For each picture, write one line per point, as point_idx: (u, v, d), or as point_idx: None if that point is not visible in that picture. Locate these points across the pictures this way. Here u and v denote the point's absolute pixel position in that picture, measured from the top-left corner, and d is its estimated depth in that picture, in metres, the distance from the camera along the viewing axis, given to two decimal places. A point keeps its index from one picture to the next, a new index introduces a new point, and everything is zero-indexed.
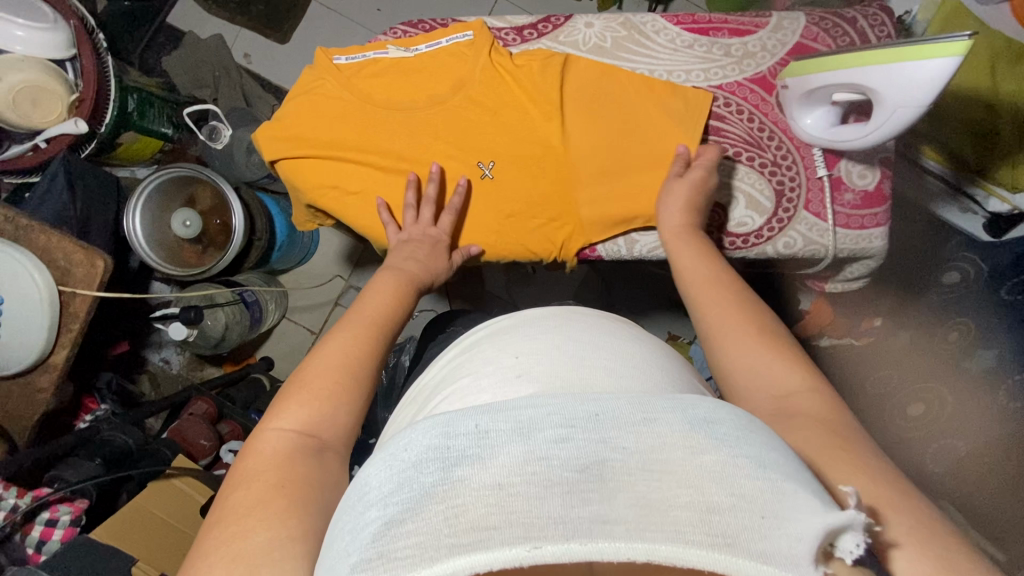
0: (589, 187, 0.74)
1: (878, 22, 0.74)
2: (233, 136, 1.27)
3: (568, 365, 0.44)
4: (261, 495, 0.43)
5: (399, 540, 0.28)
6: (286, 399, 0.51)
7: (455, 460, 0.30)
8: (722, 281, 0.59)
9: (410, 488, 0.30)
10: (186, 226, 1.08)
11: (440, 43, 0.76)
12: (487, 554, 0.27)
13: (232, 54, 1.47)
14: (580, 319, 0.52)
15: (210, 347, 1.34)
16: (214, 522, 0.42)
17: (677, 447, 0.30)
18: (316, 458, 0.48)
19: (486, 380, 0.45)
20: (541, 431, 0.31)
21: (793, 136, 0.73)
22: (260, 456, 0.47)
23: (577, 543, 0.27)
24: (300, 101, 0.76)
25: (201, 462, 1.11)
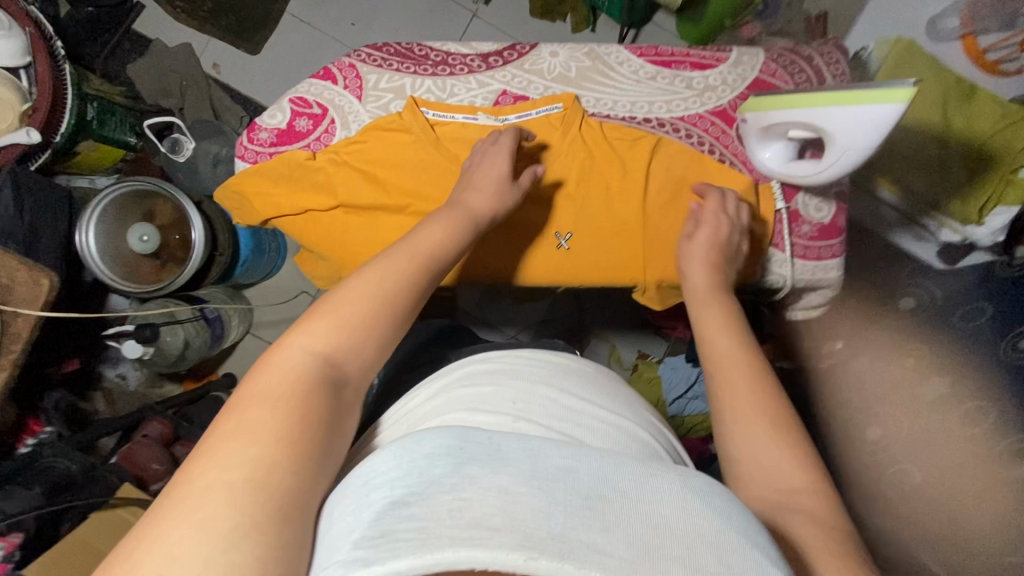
0: (660, 260, 0.74)
1: (834, 61, 0.76)
2: (198, 149, 1.24)
3: (578, 421, 0.46)
4: (284, 425, 0.39)
5: (402, 521, 0.30)
6: (311, 321, 0.45)
7: (469, 459, 0.32)
8: (741, 365, 0.54)
9: (419, 476, 0.32)
10: (144, 240, 1.05)
11: (529, 113, 0.74)
12: (490, 553, 0.28)
13: (200, 63, 1.44)
14: (577, 373, 0.53)
15: (168, 365, 1.30)
16: (222, 439, 0.37)
17: (677, 501, 0.31)
18: (341, 397, 0.43)
19: (492, 400, 0.47)
20: (552, 459, 0.33)
21: (752, 169, 0.75)
22: (285, 373, 0.42)
23: (571, 564, 0.28)
24: (367, 144, 0.73)
25: (151, 487, 1.07)
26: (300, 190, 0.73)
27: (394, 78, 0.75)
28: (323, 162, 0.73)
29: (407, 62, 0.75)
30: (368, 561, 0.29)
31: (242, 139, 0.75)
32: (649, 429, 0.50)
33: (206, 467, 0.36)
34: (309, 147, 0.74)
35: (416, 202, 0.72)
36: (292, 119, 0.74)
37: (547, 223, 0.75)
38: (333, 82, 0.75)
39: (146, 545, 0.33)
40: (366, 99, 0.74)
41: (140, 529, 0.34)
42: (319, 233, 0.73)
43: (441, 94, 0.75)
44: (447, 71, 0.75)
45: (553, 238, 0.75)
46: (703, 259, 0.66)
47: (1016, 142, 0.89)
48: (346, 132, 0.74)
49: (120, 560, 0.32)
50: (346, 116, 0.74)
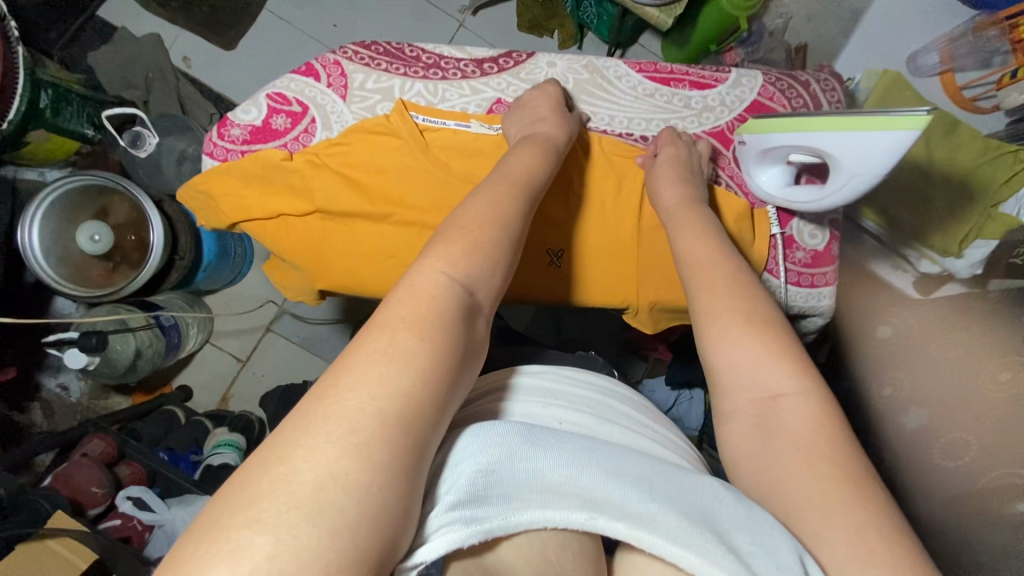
0: (656, 275, 0.72)
1: (830, 89, 0.76)
2: (161, 144, 1.16)
3: (616, 426, 0.52)
4: (432, 360, 0.37)
5: (491, 487, 0.37)
6: (438, 246, 0.44)
7: (540, 446, 0.41)
8: (715, 267, 0.54)
9: (503, 449, 0.40)
10: (94, 240, 0.96)
11: None
12: (562, 514, 0.37)
13: (169, 56, 1.36)
14: (611, 389, 0.58)
15: (117, 377, 1.20)
16: (369, 357, 0.36)
17: (699, 492, 0.41)
18: (473, 337, 0.42)
19: (546, 396, 0.53)
20: (602, 454, 0.42)
21: (748, 192, 0.73)
22: (426, 300, 0.40)
23: (623, 524, 0.37)
24: (351, 147, 0.68)
25: (89, 513, 0.98)
26: (271, 193, 0.67)
27: (382, 79, 0.70)
28: (300, 163, 0.67)
29: (397, 62, 0.71)
30: (467, 519, 0.35)
31: (212, 134, 0.69)
32: (669, 440, 0.55)
33: (361, 386, 0.34)
34: (286, 147, 0.69)
35: (399, 205, 0.67)
36: (269, 115, 0.69)
37: (541, 235, 0.71)
38: (316, 79, 0.69)
39: (298, 453, 0.32)
40: (351, 99, 0.70)
41: (288, 435, 0.33)
42: (292, 238, 0.68)
43: (432, 98, 0.71)
44: (439, 75, 0.71)
45: (544, 254, 0.72)
46: (671, 175, 0.66)
47: (996, 176, 0.91)
48: (328, 133, 0.70)
49: (251, 480, 0.31)
50: (329, 116, 0.70)
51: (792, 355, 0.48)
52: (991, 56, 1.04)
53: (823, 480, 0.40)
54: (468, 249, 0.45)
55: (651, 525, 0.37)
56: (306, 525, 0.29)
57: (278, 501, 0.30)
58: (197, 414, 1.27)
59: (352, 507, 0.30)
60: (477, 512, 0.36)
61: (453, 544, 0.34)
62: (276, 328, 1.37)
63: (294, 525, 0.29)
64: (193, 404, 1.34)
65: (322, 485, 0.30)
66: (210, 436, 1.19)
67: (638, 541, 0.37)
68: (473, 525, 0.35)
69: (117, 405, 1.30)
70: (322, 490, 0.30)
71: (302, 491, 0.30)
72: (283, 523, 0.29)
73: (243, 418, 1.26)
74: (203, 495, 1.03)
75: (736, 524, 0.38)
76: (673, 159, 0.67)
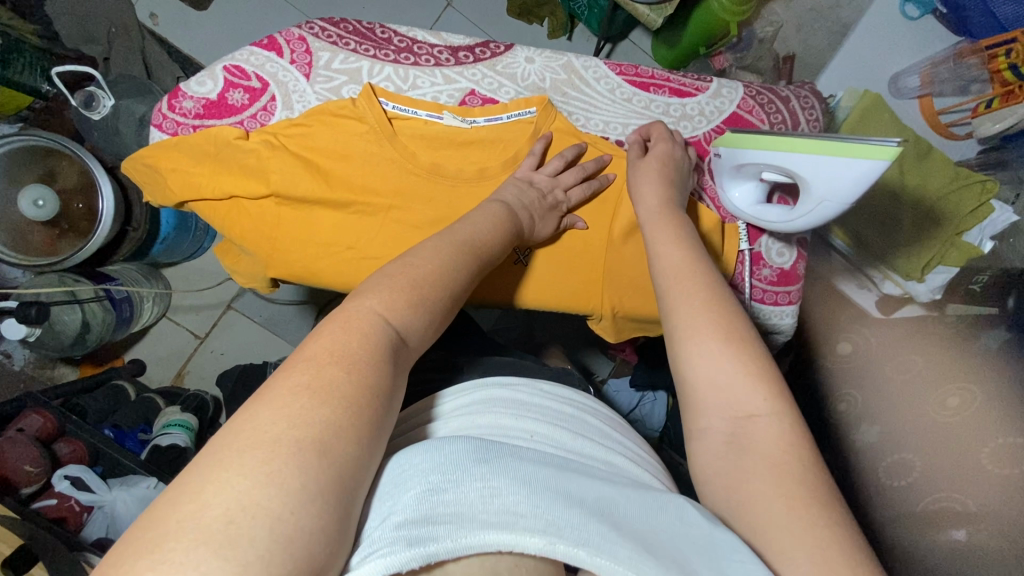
0: (624, 283, 0.70)
1: (809, 107, 0.75)
2: (116, 107, 1.07)
3: (591, 439, 0.48)
4: (357, 392, 0.36)
5: (442, 506, 0.34)
6: (372, 287, 0.43)
7: (495, 456, 0.37)
8: (691, 276, 0.53)
9: (452, 465, 0.36)
10: (38, 206, 0.91)
11: (501, 117, 0.67)
12: (515, 537, 0.33)
13: (136, 12, 1.29)
14: (586, 407, 0.54)
15: (63, 349, 1.14)
16: (289, 391, 0.34)
17: (666, 511, 0.38)
18: (402, 369, 0.41)
19: (520, 401, 0.50)
20: (565, 467, 0.39)
21: (720, 206, 0.72)
22: (358, 336, 0.39)
23: (583, 550, 0.33)
24: (312, 129, 0.64)
25: (21, 492, 0.93)
26: (224, 173, 0.63)
27: (349, 59, 0.67)
28: (255, 143, 0.63)
29: (367, 44, 0.68)
30: (412, 539, 0.32)
31: (161, 105, 0.65)
32: (642, 458, 0.51)
33: (279, 417, 0.33)
34: (241, 124, 0.65)
35: (360, 192, 0.64)
36: (225, 89, 0.65)
37: None
38: (278, 54, 0.66)
39: (210, 486, 0.29)
40: (315, 79, 0.66)
41: (202, 471, 0.30)
42: (243, 223, 0.64)
43: (402, 84, 0.67)
44: (411, 60, 0.68)
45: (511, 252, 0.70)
46: (655, 173, 0.64)
47: (963, 204, 0.90)
48: (288, 113, 0.66)
49: (156, 520, 0.29)
50: (289, 95, 0.66)
51: (755, 368, 0.46)
52: (968, 84, 1.04)
53: (792, 499, 0.39)
54: (411, 302, 0.44)
55: (611, 546, 0.33)
56: (210, 557, 0.27)
57: (186, 537, 0.28)
58: (148, 390, 1.23)
59: (264, 537, 0.28)
60: (423, 533, 0.32)
61: (393, 567, 0.31)
62: (237, 306, 1.33)
63: (202, 564, 0.27)
64: (145, 380, 1.29)
65: (232, 517, 0.29)
66: (160, 415, 1.15)
67: (597, 567, 0.33)
68: (416, 548, 0.32)
69: (63, 376, 1.24)
70: (233, 523, 0.28)
71: (210, 527, 0.28)
72: (191, 562, 0.27)
73: (197, 398, 1.21)
74: (147, 477, 1.01)
75: (699, 546, 0.35)
76: (659, 159, 0.65)
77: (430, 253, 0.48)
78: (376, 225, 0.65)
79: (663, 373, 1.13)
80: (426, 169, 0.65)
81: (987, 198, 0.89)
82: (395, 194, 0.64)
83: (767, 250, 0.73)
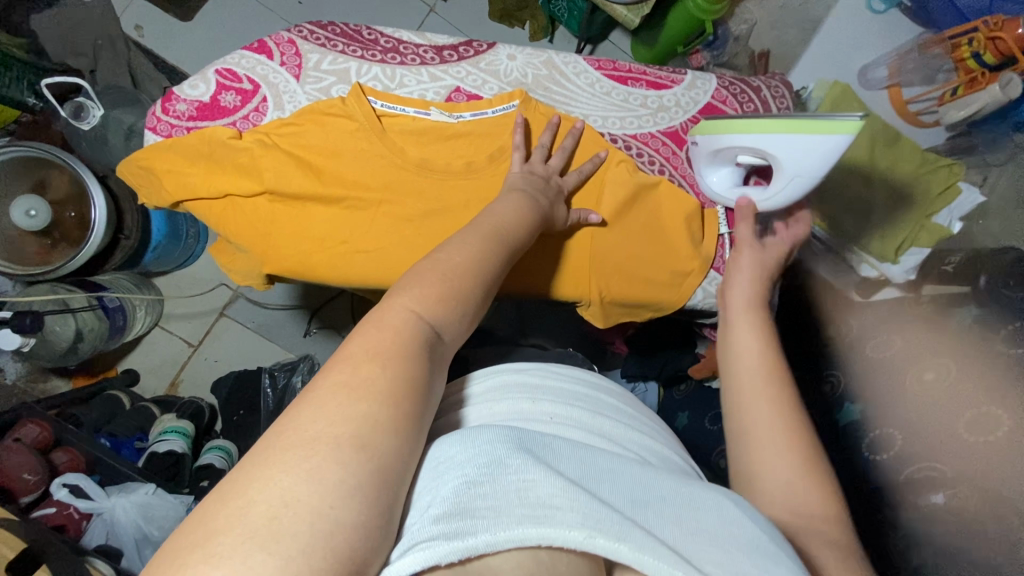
0: (612, 269, 0.73)
1: (780, 96, 0.79)
2: (107, 117, 1.09)
3: (610, 418, 0.50)
4: (394, 387, 0.37)
5: (478, 498, 0.34)
6: (405, 285, 0.44)
7: (530, 451, 0.38)
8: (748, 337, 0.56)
9: (488, 456, 0.37)
10: (30, 215, 0.92)
11: (486, 112, 0.70)
12: (556, 530, 0.33)
13: (120, 25, 1.30)
14: (603, 389, 0.56)
15: (55, 359, 1.14)
16: (330, 390, 0.36)
17: (708, 510, 0.38)
18: (439, 368, 0.42)
19: (531, 385, 0.51)
20: (602, 463, 0.40)
21: (699, 192, 0.76)
22: (392, 333, 0.40)
23: (625, 545, 0.33)
24: (303, 128, 0.66)
25: (20, 501, 0.94)
26: (218, 172, 0.65)
27: (338, 60, 0.69)
28: (249, 142, 0.65)
29: (354, 45, 0.70)
30: (449, 533, 0.32)
31: (155, 108, 0.66)
32: (652, 429, 0.54)
33: (323, 418, 0.34)
34: (234, 125, 0.67)
35: (350, 188, 0.66)
36: (218, 91, 0.67)
37: None
38: (268, 57, 0.68)
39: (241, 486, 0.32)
40: (305, 79, 0.68)
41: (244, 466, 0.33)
42: (236, 220, 0.66)
43: (389, 83, 0.70)
44: (397, 60, 0.70)
45: None
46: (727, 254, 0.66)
47: (934, 187, 0.99)
48: (280, 113, 0.68)
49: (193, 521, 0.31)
50: (281, 95, 0.68)
51: None
52: (935, 73, 1.09)
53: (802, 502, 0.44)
54: (443, 295, 0.45)
55: (654, 544, 0.33)
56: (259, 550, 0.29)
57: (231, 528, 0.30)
58: (143, 399, 1.23)
59: (306, 532, 0.30)
60: (459, 527, 0.33)
61: (429, 561, 0.32)
62: (230, 312, 1.33)
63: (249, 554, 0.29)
64: (139, 390, 1.29)
65: (282, 500, 0.31)
66: (157, 423, 1.16)
67: (638, 564, 0.33)
68: (453, 542, 0.32)
69: (57, 388, 1.24)
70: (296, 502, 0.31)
71: (254, 522, 0.30)
72: (239, 556, 0.29)
73: (192, 405, 1.22)
74: (145, 483, 1.01)
75: (743, 542, 0.36)
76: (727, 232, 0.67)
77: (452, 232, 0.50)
78: (368, 217, 0.66)
79: (653, 362, 1.15)
80: (415, 164, 0.67)
81: (954, 181, 0.99)
82: (383, 186, 0.66)
83: None
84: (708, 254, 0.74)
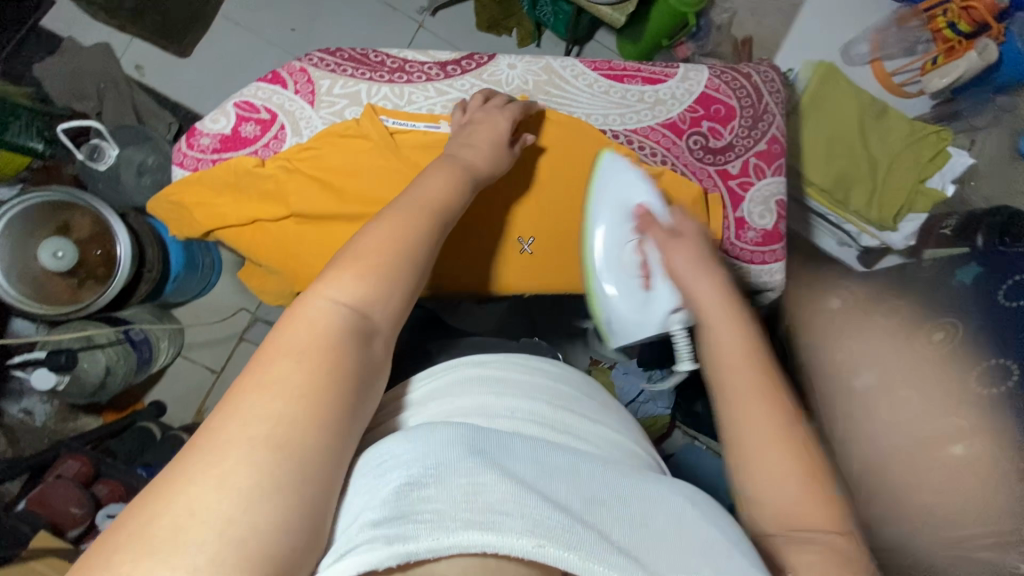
0: None
1: (770, 81, 0.82)
2: (120, 156, 1.13)
3: (572, 411, 0.50)
4: (311, 380, 0.38)
5: (422, 502, 0.34)
6: (340, 269, 0.45)
7: (480, 452, 0.37)
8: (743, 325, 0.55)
9: (438, 457, 0.37)
10: (57, 256, 0.95)
11: None
12: (502, 537, 0.32)
13: (122, 66, 1.34)
14: (566, 379, 0.56)
15: (86, 396, 1.17)
16: (246, 391, 0.37)
17: (664, 513, 0.39)
18: (371, 353, 0.43)
19: (494, 378, 0.51)
20: (557, 465, 0.40)
21: (701, 179, 0.79)
22: (320, 326, 0.41)
23: (575, 554, 0.33)
24: (322, 151, 0.69)
25: (69, 534, 0.97)
26: (244, 199, 0.69)
27: (348, 84, 0.72)
28: (273, 169, 0.69)
29: (363, 68, 0.73)
30: (390, 537, 0.32)
31: (181, 145, 0.70)
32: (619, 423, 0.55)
33: (253, 418, 0.35)
34: (257, 154, 0.71)
35: (363, 204, 0.69)
36: (238, 123, 0.70)
37: (511, 227, 0.76)
38: (282, 86, 0.71)
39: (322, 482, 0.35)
40: (319, 105, 0.72)
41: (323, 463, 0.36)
42: (265, 245, 0.70)
43: (399, 101, 0.73)
44: (404, 79, 0.74)
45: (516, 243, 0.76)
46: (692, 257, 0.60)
47: (925, 153, 1.02)
48: (298, 138, 0.71)
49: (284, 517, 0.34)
50: (298, 121, 0.71)
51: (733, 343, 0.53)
52: (914, 44, 1.13)
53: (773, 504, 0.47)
54: (374, 274, 0.45)
55: (602, 552, 0.33)
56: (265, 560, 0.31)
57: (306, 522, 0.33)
58: (174, 428, 1.24)
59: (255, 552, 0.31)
60: (400, 532, 0.32)
61: (368, 565, 0.31)
62: (249, 336, 1.36)
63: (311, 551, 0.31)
64: (167, 420, 1.32)
65: None
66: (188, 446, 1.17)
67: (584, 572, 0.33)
68: (393, 546, 0.31)
69: (87, 425, 1.26)
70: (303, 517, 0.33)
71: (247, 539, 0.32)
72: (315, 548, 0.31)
73: None
74: None
75: (697, 547, 0.37)
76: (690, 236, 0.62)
77: (397, 216, 0.50)
78: None
79: None
80: None
81: (943, 146, 1.03)
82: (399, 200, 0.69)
83: (751, 216, 0.79)
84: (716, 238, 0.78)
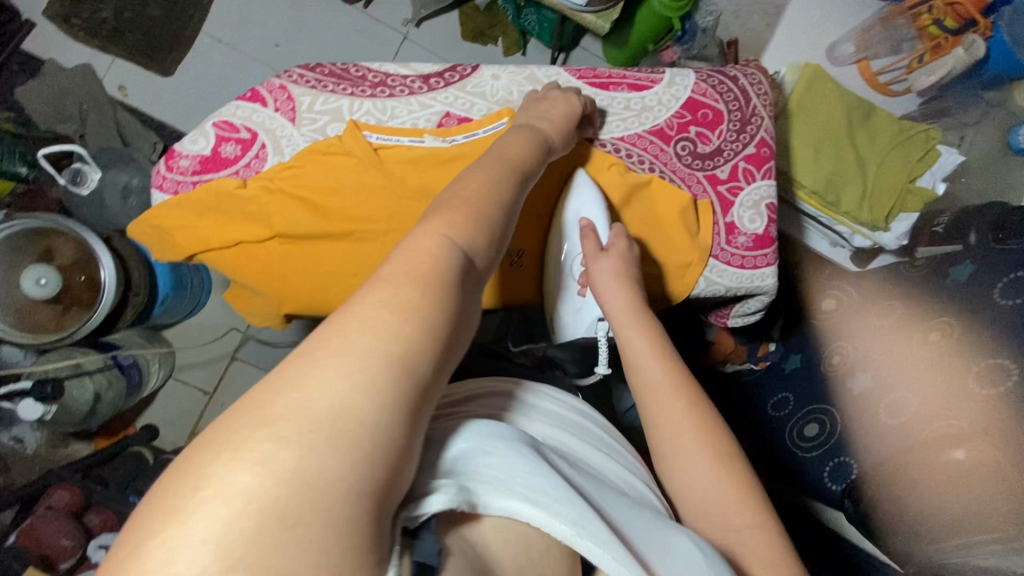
0: None
1: (757, 83, 0.81)
2: (103, 178, 1.12)
3: (595, 450, 0.56)
4: (431, 310, 0.36)
5: (488, 469, 0.39)
6: (436, 213, 0.44)
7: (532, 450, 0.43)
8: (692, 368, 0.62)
9: (504, 439, 0.42)
10: (40, 284, 0.94)
11: (478, 133, 0.71)
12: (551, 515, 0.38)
13: (104, 86, 1.33)
14: (585, 420, 0.62)
15: (76, 423, 1.15)
16: (365, 302, 0.35)
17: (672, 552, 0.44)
18: (471, 292, 0.41)
19: (530, 408, 0.58)
20: (590, 489, 0.46)
21: (689, 184, 0.78)
22: (430, 257, 0.39)
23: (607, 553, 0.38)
24: (304, 169, 0.68)
25: (61, 567, 0.96)
26: (226, 222, 0.68)
27: (329, 100, 0.71)
28: (254, 190, 0.68)
29: (344, 83, 0.72)
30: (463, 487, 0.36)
31: (160, 167, 0.69)
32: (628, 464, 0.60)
33: (350, 342, 0.33)
34: (238, 174, 0.69)
35: (350, 222, 0.68)
36: (217, 144, 0.69)
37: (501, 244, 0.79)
38: (262, 104, 0.70)
39: None
40: (300, 122, 0.70)
41: None
42: (250, 267, 0.69)
43: (382, 116, 0.72)
44: (386, 93, 0.73)
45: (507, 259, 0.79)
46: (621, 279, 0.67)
47: (915, 153, 1.02)
48: (280, 157, 0.70)
49: None
50: (279, 140, 0.70)
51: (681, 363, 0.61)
52: (899, 43, 1.13)
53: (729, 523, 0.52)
54: (470, 218, 0.44)
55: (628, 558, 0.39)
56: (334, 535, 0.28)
57: None
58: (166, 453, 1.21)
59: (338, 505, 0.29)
60: (470, 485, 0.36)
61: (450, 504, 0.34)
62: (241, 355, 1.34)
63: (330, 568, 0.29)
64: (159, 443, 1.29)
65: None
66: None
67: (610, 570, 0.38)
68: (466, 494, 0.36)
69: (77, 452, 1.21)
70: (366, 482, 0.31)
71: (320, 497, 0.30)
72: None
73: None
74: None
75: None
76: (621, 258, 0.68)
77: (482, 168, 0.51)
78: (370, 249, 0.69)
79: None
80: (415, 188, 0.69)
81: (933, 144, 1.02)
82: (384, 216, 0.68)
83: (740, 220, 0.79)
84: (706, 246, 0.77)
